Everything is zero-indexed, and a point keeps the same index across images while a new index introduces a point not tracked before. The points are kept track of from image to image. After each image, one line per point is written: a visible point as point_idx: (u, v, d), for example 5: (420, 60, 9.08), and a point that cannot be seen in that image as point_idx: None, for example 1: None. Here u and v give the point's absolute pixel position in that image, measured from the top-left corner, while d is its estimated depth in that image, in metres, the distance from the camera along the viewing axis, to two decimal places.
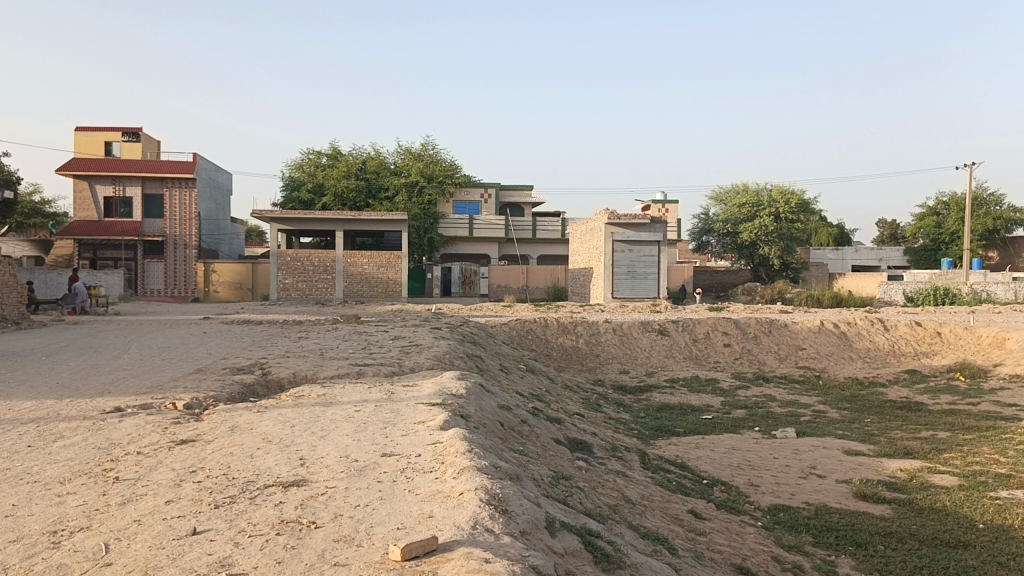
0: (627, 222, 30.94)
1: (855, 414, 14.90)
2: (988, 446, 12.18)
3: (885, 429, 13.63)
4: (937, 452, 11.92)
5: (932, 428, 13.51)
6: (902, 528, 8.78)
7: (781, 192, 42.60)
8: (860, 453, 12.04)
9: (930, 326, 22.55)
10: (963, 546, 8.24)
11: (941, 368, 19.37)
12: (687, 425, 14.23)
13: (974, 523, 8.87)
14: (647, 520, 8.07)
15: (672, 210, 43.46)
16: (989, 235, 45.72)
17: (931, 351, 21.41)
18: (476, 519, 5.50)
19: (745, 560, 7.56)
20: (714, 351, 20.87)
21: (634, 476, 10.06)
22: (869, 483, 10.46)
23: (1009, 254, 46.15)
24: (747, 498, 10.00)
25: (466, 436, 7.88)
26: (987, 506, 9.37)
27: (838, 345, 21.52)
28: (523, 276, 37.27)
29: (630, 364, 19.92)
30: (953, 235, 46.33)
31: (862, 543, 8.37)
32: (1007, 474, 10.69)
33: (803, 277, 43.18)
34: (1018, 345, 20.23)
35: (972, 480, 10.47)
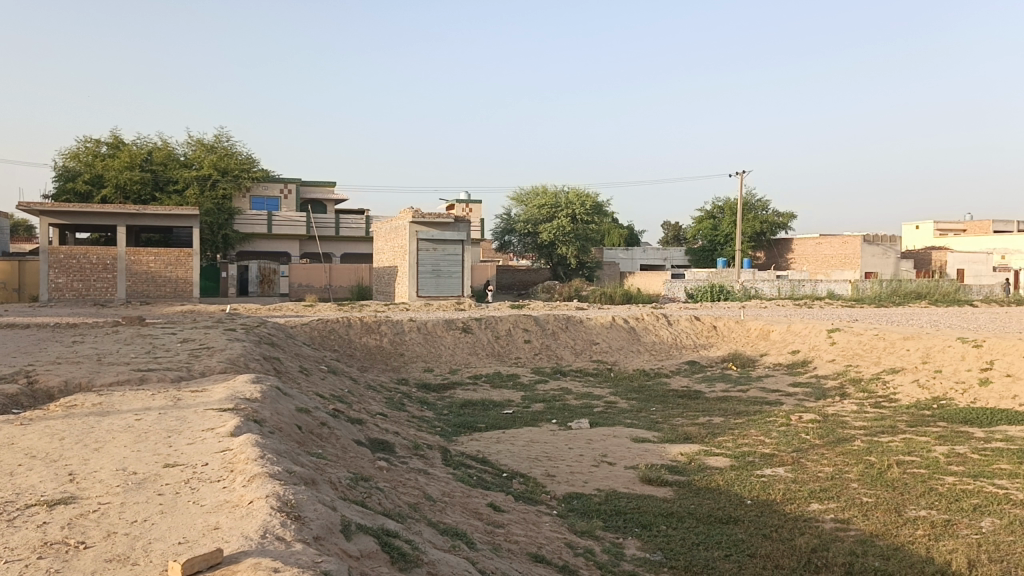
0: (431, 221, 31.07)
1: (642, 403, 15.91)
2: (756, 429, 13.41)
3: (668, 416, 14.64)
4: (712, 436, 12.97)
5: (709, 414, 14.70)
6: (682, 508, 9.47)
7: (577, 195, 44.56)
8: (645, 440, 12.84)
9: (707, 320, 24.47)
10: (734, 521, 9.01)
11: (717, 358, 21.11)
12: (488, 420, 14.49)
13: (744, 500, 9.73)
14: (446, 517, 8.12)
15: (475, 210, 44.19)
16: (757, 237, 50.43)
17: (707, 343, 23.24)
18: (266, 527, 5.28)
19: (540, 549, 7.81)
20: (515, 348, 21.45)
21: (435, 473, 10.10)
22: (653, 468, 11.19)
23: (773, 254, 51.04)
24: (544, 488, 10.35)
25: (258, 441, 7.56)
26: (755, 483, 10.32)
27: (628, 339, 22.85)
28: (326, 274, 36.30)
29: (433, 362, 20.01)
30: (727, 237, 50.72)
31: (647, 525, 8.93)
32: (771, 453, 11.82)
33: (597, 276, 45.48)
34: (780, 336, 22.44)
35: (742, 460, 11.50)
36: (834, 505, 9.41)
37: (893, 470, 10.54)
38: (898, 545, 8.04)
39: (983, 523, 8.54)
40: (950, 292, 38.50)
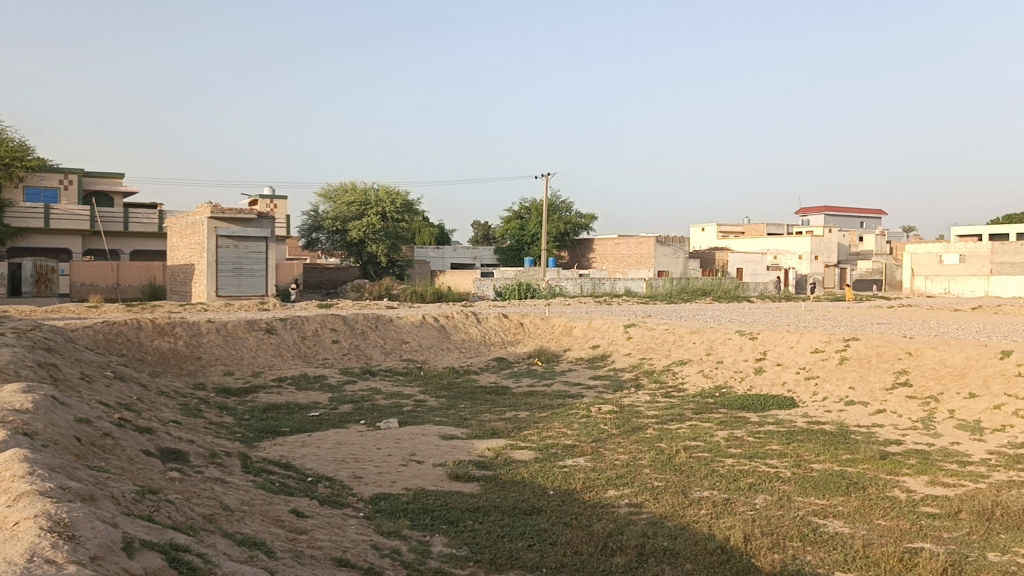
0: (232, 217, 29.64)
1: (451, 400, 16.07)
2: (559, 421, 13.93)
3: (476, 413, 14.88)
4: (518, 430, 13.32)
5: (515, 409, 15.09)
6: (488, 502, 9.64)
7: (387, 192, 44.22)
8: (453, 437, 12.95)
9: (515, 318, 25.10)
10: (537, 511, 9.31)
11: (523, 355, 21.71)
12: (293, 424, 14.03)
13: (547, 490, 10.08)
14: (245, 527, 7.77)
15: (280, 206, 42.65)
16: (561, 237, 52.44)
17: (515, 339, 23.83)
18: (34, 551, 4.80)
19: (345, 552, 7.66)
20: (322, 348, 20.91)
21: (233, 482, 9.61)
22: (461, 464, 11.32)
23: (576, 254, 53.25)
24: (350, 491, 10.17)
25: (27, 456, 6.85)
26: (557, 474, 10.71)
27: (437, 337, 22.97)
28: (113, 274, 33.67)
29: (235, 365, 19.09)
30: (534, 237, 52.43)
31: (453, 521, 9.01)
32: (573, 444, 12.32)
33: (408, 274, 45.35)
34: (582, 332, 23.45)
35: (546, 452, 11.91)
36: (629, 490, 9.97)
37: (681, 455, 11.33)
38: (685, 525, 8.64)
39: (758, 499, 9.36)
40: (730, 290, 42.04)
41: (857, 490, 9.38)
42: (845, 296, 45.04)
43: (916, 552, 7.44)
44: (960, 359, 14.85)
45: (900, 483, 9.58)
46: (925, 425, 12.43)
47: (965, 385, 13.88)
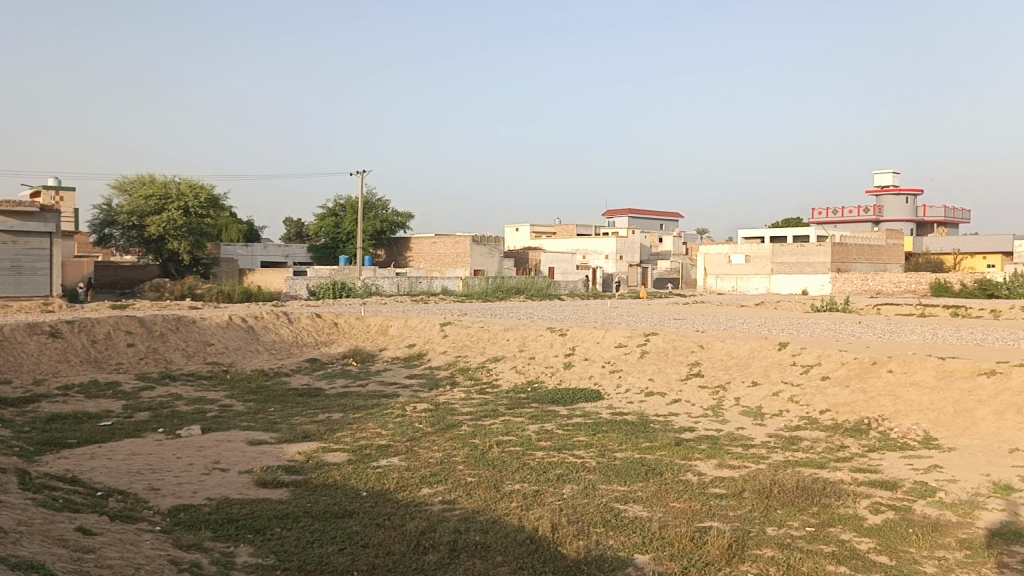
0: (9, 210, 26.91)
1: (259, 404, 15.43)
2: (373, 422, 13.76)
3: (287, 416, 14.38)
4: (331, 432, 13.02)
5: (327, 411, 14.74)
6: (297, 507, 9.35)
7: (190, 185, 41.88)
8: (262, 442, 12.45)
9: (329, 318, 24.53)
10: (349, 514, 9.14)
11: (337, 355, 21.25)
12: (81, 435, 12.91)
13: (360, 492, 9.91)
14: (20, 549, 7.04)
15: (67, 198, 39.17)
16: (377, 235, 52.05)
17: (328, 339, 23.27)
18: None
19: (138, 570, 7.14)
20: (116, 353, 19.42)
21: (8, 500, 8.70)
22: (269, 470, 10.90)
23: (393, 253, 52.87)
24: (145, 504, 9.49)
25: None
26: (370, 475, 10.57)
27: (245, 339, 22.00)
28: None
29: (12, 373, 17.29)
30: (349, 235, 51.90)
31: (260, 529, 8.66)
32: (387, 444, 12.22)
33: (213, 272, 43.07)
34: (397, 331, 23.30)
35: (359, 453, 11.72)
36: (442, 487, 10.03)
37: (494, 450, 11.53)
38: (496, 518, 8.80)
39: (565, 489, 9.72)
40: (543, 288, 43.41)
41: (655, 476, 9.96)
42: (641, 295, 47.90)
43: (706, 531, 8.01)
44: (744, 351, 16.22)
45: (692, 467, 10.29)
46: (714, 413, 13.45)
47: (749, 374, 15.16)
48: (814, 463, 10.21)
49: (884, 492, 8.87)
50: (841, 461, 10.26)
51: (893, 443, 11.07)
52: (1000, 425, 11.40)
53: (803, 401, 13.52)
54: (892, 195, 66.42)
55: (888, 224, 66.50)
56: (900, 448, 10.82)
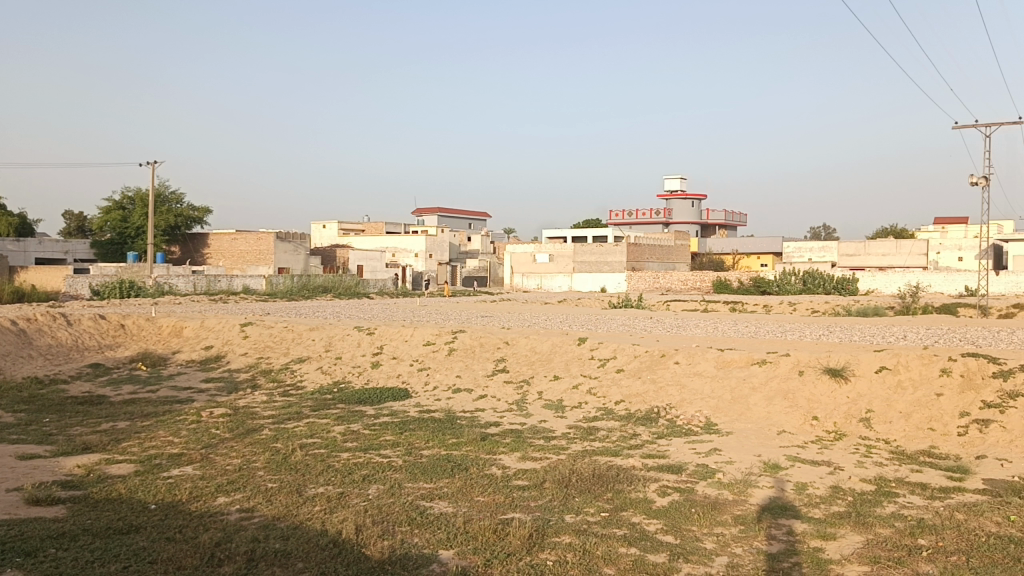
0: None
1: (32, 415, 13.98)
2: (164, 430, 12.88)
3: (64, 427, 13.13)
4: (116, 443, 12.04)
5: (112, 420, 13.62)
6: (76, 526, 8.56)
7: None
8: (34, 456, 11.29)
9: (114, 319, 22.71)
10: (136, 529, 8.51)
11: (124, 359, 19.69)
12: None
13: (148, 505, 9.25)
14: None
15: None
16: (170, 231, 49.02)
17: (114, 343, 21.52)
18: None
19: None
20: None
21: None
22: (42, 486, 9.89)
23: (188, 250, 49.87)
24: None
25: None
26: (159, 487, 9.89)
27: (15, 344, 19.86)
28: None
29: None
30: (138, 230, 48.42)
31: (30, 552, 7.84)
32: (179, 453, 11.49)
33: None
34: (193, 333, 21.99)
35: (148, 464, 10.92)
36: (240, 495, 9.57)
37: (296, 454, 11.17)
38: (297, 524, 8.51)
39: (370, 490, 9.58)
40: (351, 286, 42.70)
41: (460, 471, 10.07)
42: (448, 292, 48.33)
43: (508, 522, 8.18)
44: (547, 347, 16.81)
45: (496, 461, 10.50)
46: (518, 407, 13.82)
47: (551, 369, 15.71)
48: (609, 451, 10.75)
49: (671, 476, 9.49)
50: (634, 449, 10.87)
51: (679, 429, 11.90)
52: (770, 409, 12.57)
53: (600, 393, 14.20)
54: (680, 199, 71.40)
55: (677, 226, 71.41)
56: (685, 434, 11.64)
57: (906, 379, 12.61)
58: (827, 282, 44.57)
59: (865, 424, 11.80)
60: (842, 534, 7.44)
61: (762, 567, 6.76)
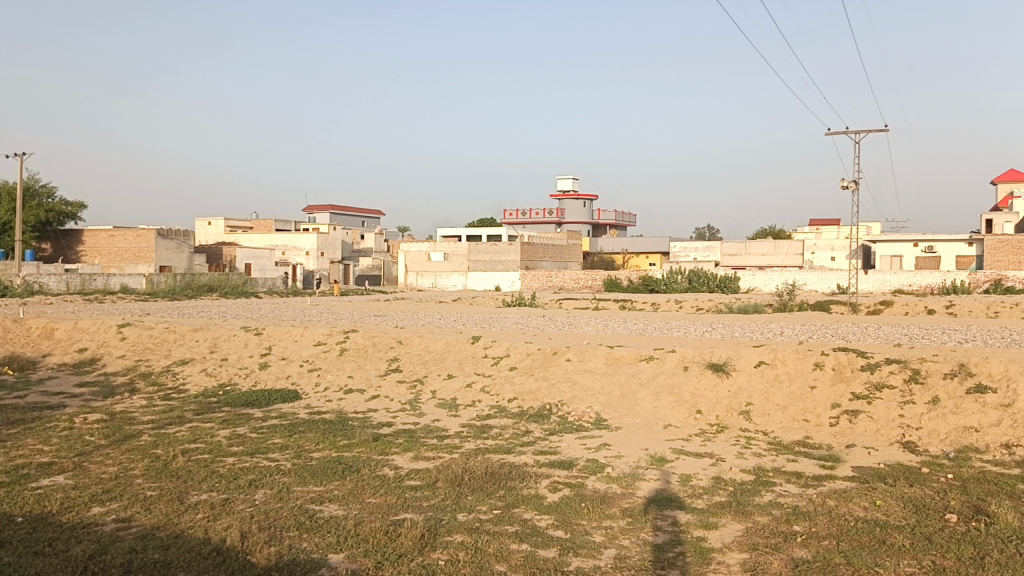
0: None
1: None
2: (32, 437, 12.12)
3: None
4: None
5: None
6: None
7: None
8: None
9: None
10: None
11: None
12: None
13: (13, 518, 8.67)
14: None
15: None
16: (40, 226, 46.00)
17: None
18: None
19: None
20: None
21: None
22: None
23: (61, 246, 46.86)
24: None
25: None
26: (26, 498, 9.28)
27: None
28: None
29: None
30: (4, 225, 45.26)
31: None
32: (50, 461, 10.82)
33: None
34: (65, 334, 20.78)
35: (14, 474, 10.24)
36: (116, 504, 9.11)
37: (177, 460, 10.72)
38: (178, 533, 8.16)
39: (256, 495, 9.30)
40: (238, 285, 41.37)
41: (351, 473, 9.91)
42: (338, 291, 47.51)
43: (399, 523, 8.08)
44: (441, 345, 16.78)
45: (388, 461, 10.39)
46: (411, 406, 13.72)
47: (444, 367, 15.67)
48: (501, 448, 10.82)
49: (562, 472, 9.63)
50: (526, 446, 10.97)
51: (570, 425, 12.09)
52: (656, 404, 12.94)
53: (493, 391, 14.28)
54: (572, 199, 72.62)
55: (569, 225, 72.56)
56: (576, 430, 11.85)
57: (783, 373, 13.26)
58: (711, 280, 46.26)
59: (745, 417, 12.30)
60: (723, 523, 7.73)
61: (649, 558, 6.93)
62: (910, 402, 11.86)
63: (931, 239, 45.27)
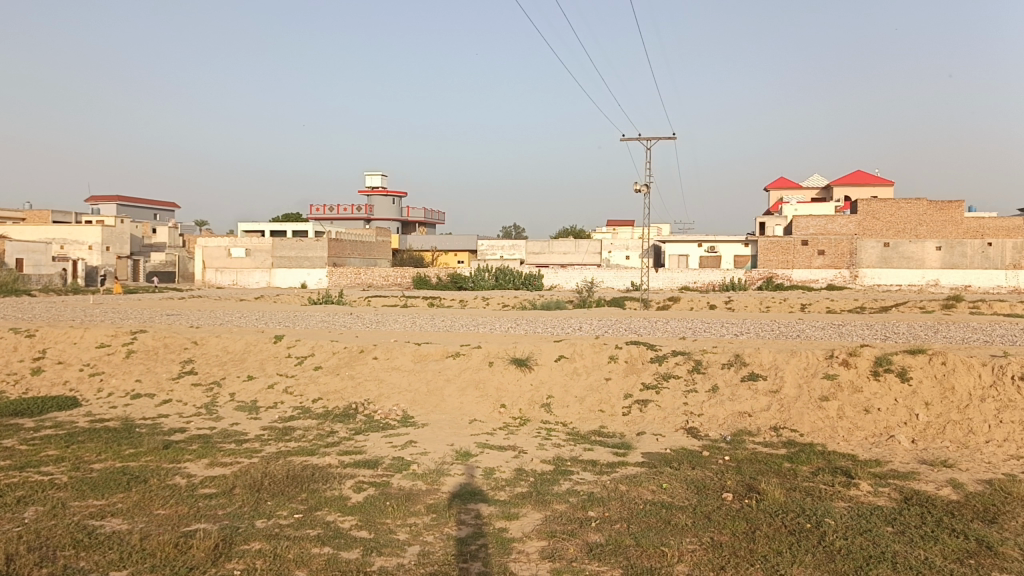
0: None
1: None
2: None
3: None
4: None
5: None
6: None
7: None
8: None
9: None
10: None
11: None
12: None
13: None
14: None
15: None
16: None
17: None
18: None
19: None
20: None
21: None
22: None
23: None
24: None
25: None
26: None
27: None
28: None
29: None
30: None
31: None
32: None
33: None
34: None
35: None
36: None
37: None
38: None
39: (26, 513, 8.41)
40: (7, 283, 37.23)
41: (138, 484, 9.23)
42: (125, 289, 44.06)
43: (191, 534, 7.62)
44: (240, 346, 16.06)
45: (180, 469, 9.78)
46: (208, 410, 12.99)
47: (244, 369, 14.99)
48: (304, 451, 10.51)
49: (366, 471, 9.51)
50: (329, 447, 10.74)
51: (377, 424, 11.97)
52: (462, 400, 13.09)
53: (297, 392, 13.84)
54: (381, 196, 71.89)
55: (377, 222, 71.81)
56: (382, 428, 11.75)
57: (581, 366, 13.90)
58: (517, 277, 47.52)
59: (546, 409, 12.75)
60: (524, 513, 7.96)
61: (451, 552, 7.00)
62: (694, 390, 12.81)
63: (713, 240, 49.06)
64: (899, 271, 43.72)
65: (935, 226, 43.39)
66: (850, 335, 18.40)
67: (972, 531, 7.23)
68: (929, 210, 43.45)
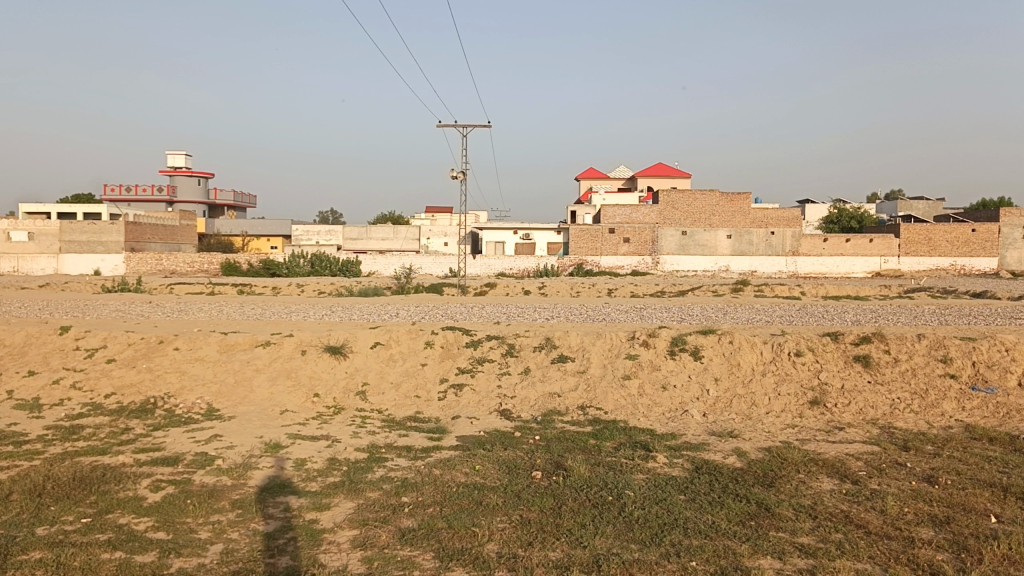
0: None
1: None
2: None
3: None
4: None
5: None
6: None
7: None
8: None
9: None
10: None
11: None
12: None
13: None
14: None
15: None
16: None
17: None
18: None
19: None
20: None
21: None
22: None
23: None
24: None
25: None
26: None
27: None
28: None
29: None
30: None
31: None
32: None
33: None
34: None
35: None
36: None
37: None
38: None
39: None
40: None
41: None
42: None
43: None
44: (20, 338, 14.62)
45: None
46: None
47: (25, 363, 13.66)
48: (95, 450, 9.73)
49: (165, 469, 8.95)
50: (123, 445, 10.01)
51: (178, 419, 11.29)
52: (272, 390, 12.63)
53: (87, 387, 12.78)
54: (185, 177, 67.79)
55: (182, 205, 67.67)
56: (184, 423, 11.11)
57: (397, 353, 13.83)
58: (333, 264, 46.51)
59: (360, 397, 12.57)
60: (335, 503, 7.82)
61: (257, 548, 6.74)
62: (506, 373, 13.12)
63: (529, 228, 50.39)
64: (695, 258, 46.91)
65: (727, 216, 46.82)
66: (649, 317, 19.58)
67: (753, 494, 7.89)
68: (720, 202, 46.74)
